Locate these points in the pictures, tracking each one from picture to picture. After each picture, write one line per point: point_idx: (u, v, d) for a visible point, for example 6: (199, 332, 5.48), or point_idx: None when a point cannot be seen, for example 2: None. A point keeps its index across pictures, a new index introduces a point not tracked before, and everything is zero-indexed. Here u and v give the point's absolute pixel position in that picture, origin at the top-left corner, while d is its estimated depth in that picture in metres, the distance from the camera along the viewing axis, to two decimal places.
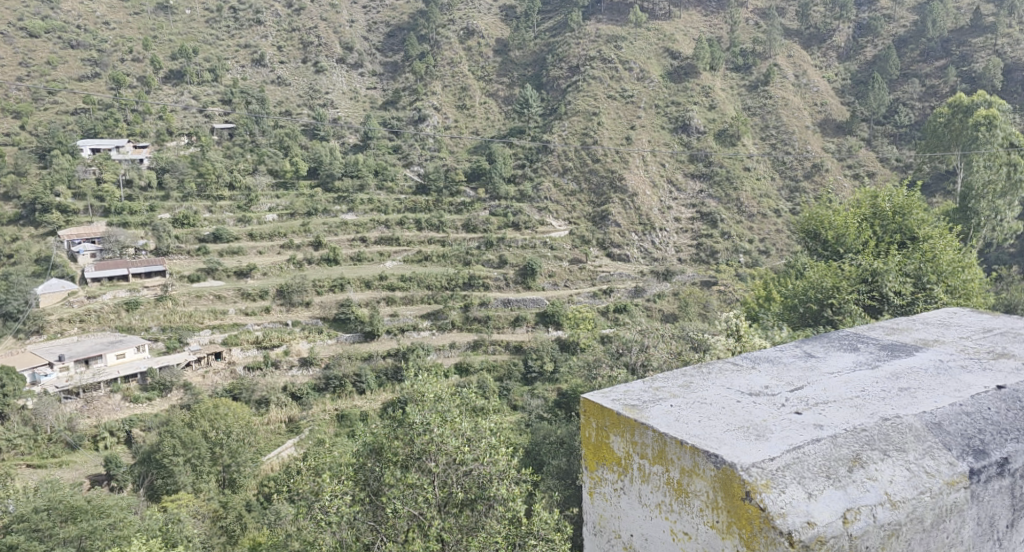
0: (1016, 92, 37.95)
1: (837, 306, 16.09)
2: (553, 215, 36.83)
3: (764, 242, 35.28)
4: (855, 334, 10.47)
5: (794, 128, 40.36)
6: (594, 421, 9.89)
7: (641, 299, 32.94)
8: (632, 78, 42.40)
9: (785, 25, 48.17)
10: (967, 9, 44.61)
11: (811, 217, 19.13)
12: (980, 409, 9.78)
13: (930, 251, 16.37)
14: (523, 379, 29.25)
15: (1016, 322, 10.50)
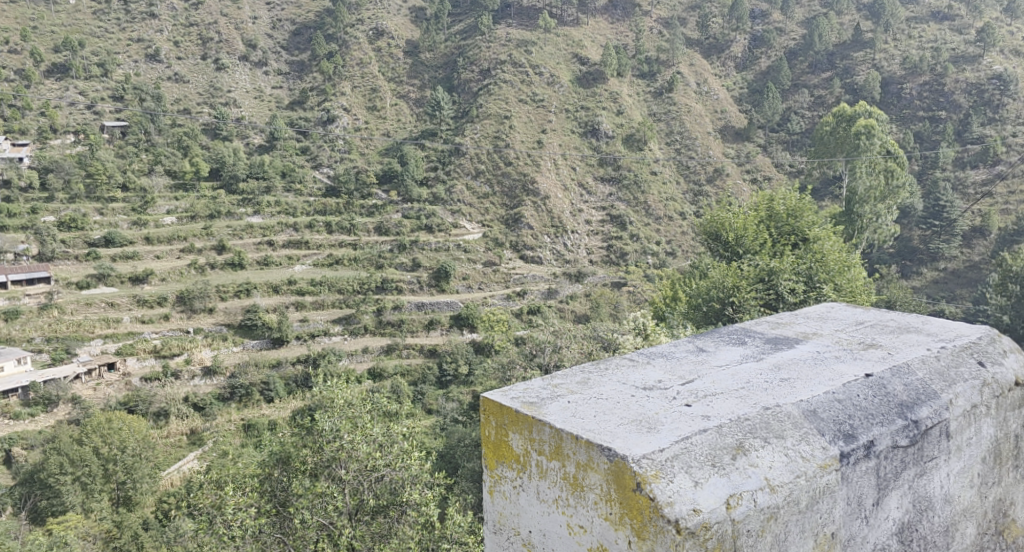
0: (892, 103, 42.36)
1: (737, 305, 16.74)
2: (466, 218, 37.04)
3: (670, 244, 36.61)
4: (744, 327, 9.56)
5: (697, 133, 41.87)
6: (494, 420, 9.00)
7: (554, 300, 33.44)
8: (542, 82, 42.92)
9: (686, 35, 50.18)
10: (850, 25, 48.79)
11: (712, 219, 19.80)
12: (851, 398, 8.95)
13: (819, 253, 17.35)
14: (438, 382, 29.33)
15: (894, 314, 9.59)
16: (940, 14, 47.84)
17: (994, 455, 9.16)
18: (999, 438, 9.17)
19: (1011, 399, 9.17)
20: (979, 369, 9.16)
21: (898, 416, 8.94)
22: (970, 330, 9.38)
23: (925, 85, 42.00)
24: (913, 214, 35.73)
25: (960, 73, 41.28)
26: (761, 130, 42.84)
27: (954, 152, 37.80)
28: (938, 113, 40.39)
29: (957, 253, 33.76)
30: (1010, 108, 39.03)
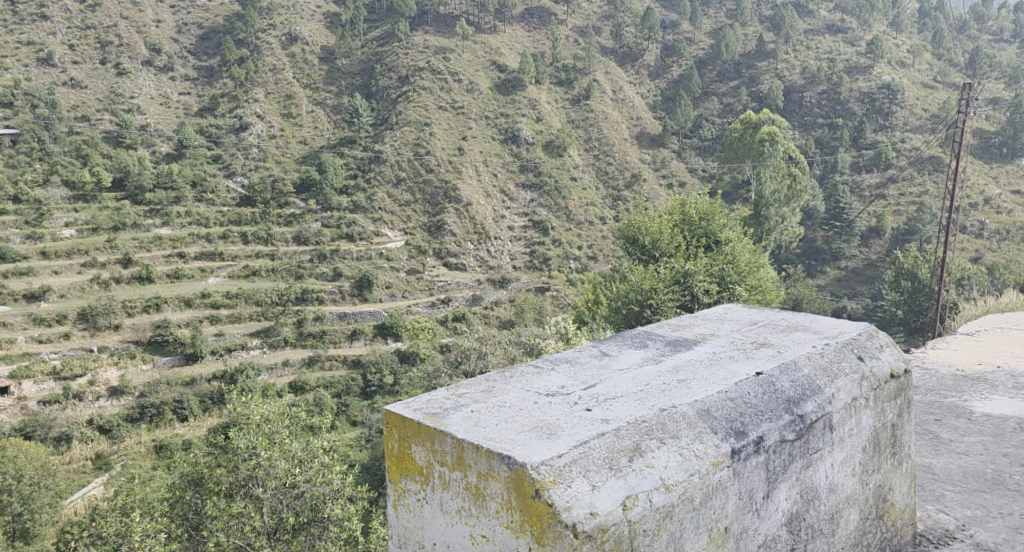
0: (794, 111, 44.89)
1: (655, 306, 17.08)
2: (388, 225, 36.97)
3: (592, 249, 37.21)
4: (646, 331, 8.12)
5: (614, 140, 42.97)
6: (397, 432, 7.34)
7: (479, 306, 33.59)
8: (461, 89, 42.95)
9: (602, 43, 51.53)
10: (753, 36, 52.06)
11: (630, 225, 20.17)
12: (741, 396, 7.44)
13: (731, 253, 18.17)
14: (362, 393, 29.15)
15: (785, 313, 8.29)
16: (833, 27, 52.15)
17: (875, 447, 7.80)
18: (879, 428, 7.83)
19: (887, 390, 7.85)
20: (859, 363, 7.81)
21: (785, 410, 7.46)
22: (850, 326, 8.06)
23: (823, 93, 44.78)
24: (816, 216, 37.56)
25: (853, 83, 44.26)
26: (674, 136, 44.71)
27: (851, 157, 40.30)
28: (836, 120, 43.02)
29: (856, 252, 35.55)
30: (898, 116, 41.90)
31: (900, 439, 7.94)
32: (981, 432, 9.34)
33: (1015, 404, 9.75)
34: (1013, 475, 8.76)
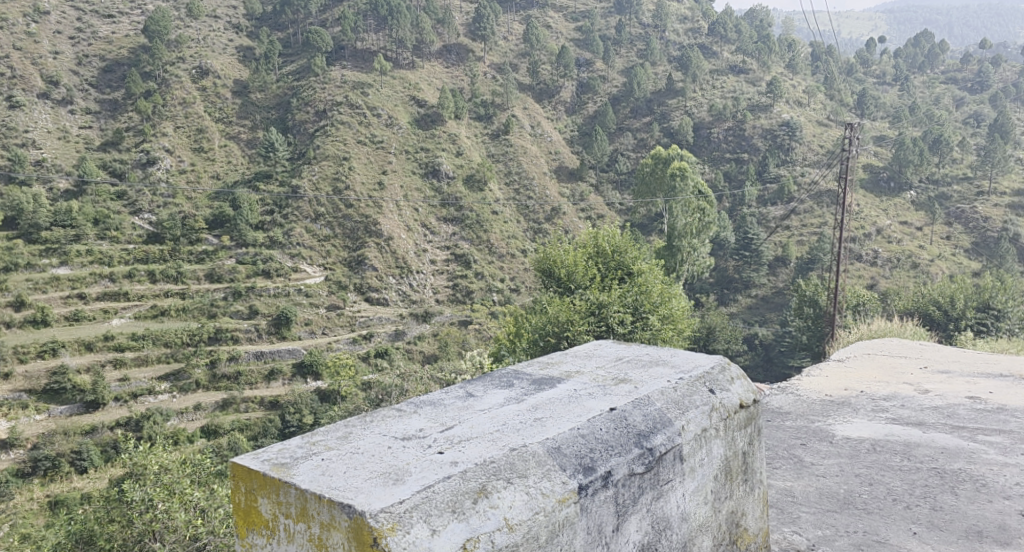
0: (703, 146, 46.55)
1: (572, 337, 17.61)
2: (307, 261, 36.43)
3: (515, 281, 37.77)
4: (514, 370, 8.39)
5: (534, 174, 43.86)
6: (244, 485, 7.57)
7: (401, 341, 33.55)
8: (380, 124, 42.90)
9: (519, 80, 52.49)
10: (663, 74, 54.18)
11: (545, 258, 20.39)
12: (593, 432, 7.77)
13: (643, 285, 18.81)
14: (280, 434, 28.46)
15: (650, 347, 8.64)
16: (736, 68, 55.43)
17: (726, 477, 8.17)
18: (729, 456, 8.20)
19: (736, 420, 8.23)
20: (710, 395, 8.16)
21: (635, 444, 7.79)
22: (706, 360, 8.43)
23: (729, 131, 46.90)
24: (727, 246, 38.95)
25: (756, 120, 46.68)
26: (591, 169, 46.43)
27: (757, 191, 41.95)
28: (742, 155, 45.13)
29: (765, 280, 37.24)
30: (796, 151, 44.03)
31: (751, 466, 8.32)
32: (839, 454, 10.48)
33: (872, 426, 11.08)
34: (862, 494, 9.85)
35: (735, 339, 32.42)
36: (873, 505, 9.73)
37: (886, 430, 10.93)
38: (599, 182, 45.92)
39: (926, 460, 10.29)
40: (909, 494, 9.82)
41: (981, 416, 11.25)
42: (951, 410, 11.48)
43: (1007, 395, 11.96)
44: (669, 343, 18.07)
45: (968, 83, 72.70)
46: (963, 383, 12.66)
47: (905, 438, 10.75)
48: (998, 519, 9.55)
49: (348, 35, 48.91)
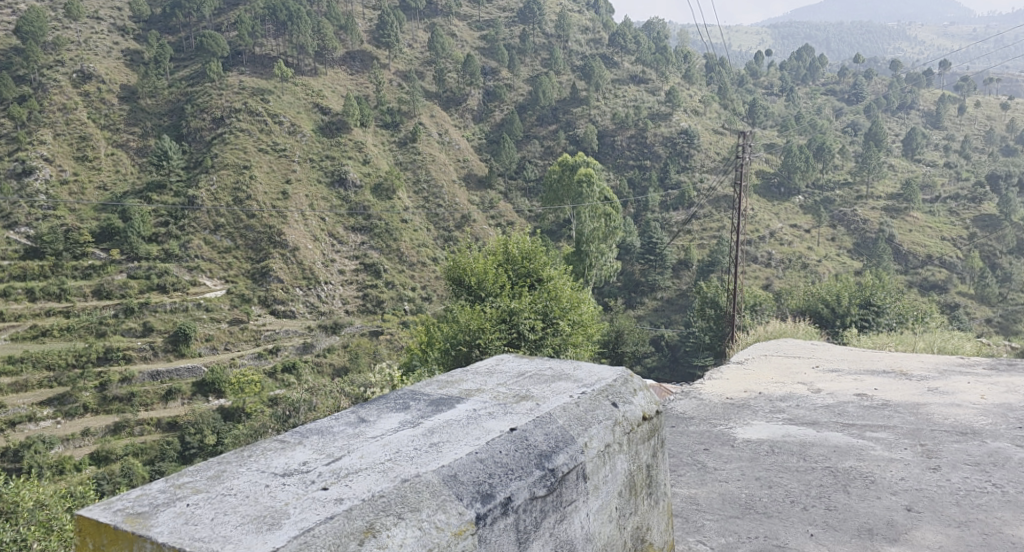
0: (607, 153, 48.41)
1: (483, 346, 17.39)
2: (206, 274, 35.21)
3: (425, 290, 37.81)
4: (410, 390, 8.20)
5: (443, 182, 43.78)
6: (92, 540, 7.36)
7: (310, 354, 33.05)
8: (283, 132, 41.78)
9: (425, 88, 52.26)
10: (567, 83, 55.34)
11: (455, 266, 20.17)
12: (493, 454, 7.62)
13: (553, 290, 18.87)
14: (179, 456, 27.84)
15: (552, 362, 8.48)
16: (636, 78, 58.16)
17: (632, 492, 8.05)
18: (633, 470, 8.08)
19: (640, 433, 8.10)
20: (613, 410, 8.04)
21: (536, 464, 7.65)
22: (608, 372, 8.36)
23: (631, 138, 48.83)
24: (633, 251, 39.88)
25: (657, 128, 48.73)
26: (500, 177, 46.52)
27: (660, 196, 43.91)
28: (644, 162, 47.19)
29: (670, 283, 38.18)
30: (696, 158, 46.58)
31: (655, 479, 8.20)
32: (739, 457, 10.61)
33: (771, 427, 11.31)
34: (762, 498, 9.95)
35: (643, 340, 33.23)
36: (774, 508, 9.82)
37: (784, 431, 11.15)
38: (508, 190, 46.19)
39: (820, 459, 10.51)
40: (805, 495, 9.96)
41: (870, 412, 11.66)
42: (842, 407, 11.88)
43: (893, 391, 12.41)
44: (581, 347, 18.19)
45: (846, 94, 93.19)
46: (851, 380, 13.18)
47: (801, 437, 10.98)
48: (887, 516, 9.74)
49: (245, 40, 47.67)
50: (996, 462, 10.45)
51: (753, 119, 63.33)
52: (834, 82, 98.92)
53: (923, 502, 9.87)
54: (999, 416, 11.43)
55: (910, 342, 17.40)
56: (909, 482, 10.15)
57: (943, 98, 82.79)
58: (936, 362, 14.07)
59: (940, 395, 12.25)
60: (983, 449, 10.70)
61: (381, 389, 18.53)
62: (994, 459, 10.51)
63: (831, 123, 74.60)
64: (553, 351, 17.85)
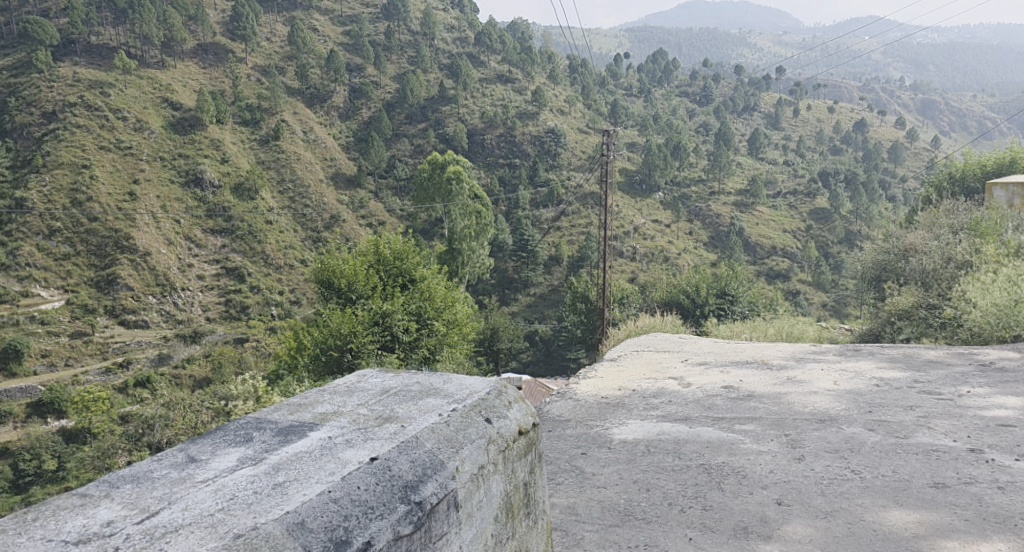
0: (479, 151, 54.83)
1: (356, 349, 18.47)
2: (41, 284, 34.17)
3: (294, 293, 38.60)
4: (253, 417, 5.75)
5: (309, 180, 45.38)
6: None
7: (166, 365, 32.23)
8: (127, 128, 41.08)
9: (288, 83, 54.64)
10: (436, 81, 60.83)
11: (323, 268, 21.17)
12: (349, 492, 5.26)
13: (427, 291, 21.05)
14: (13, 485, 26.17)
15: (419, 373, 6.13)
16: (502, 78, 63.60)
17: (510, 518, 5.80)
18: (508, 492, 5.79)
19: (514, 450, 5.83)
20: (485, 425, 5.76)
21: (399, 499, 5.32)
22: (483, 384, 6.01)
23: (501, 136, 55.80)
24: (505, 248, 45.76)
25: (525, 128, 56.21)
26: (370, 175, 49.51)
27: (530, 194, 51.20)
28: (514, 160, 54.34)
29: (541, 279, 44.12)
30: (563, 156, 54.95)
31: (533, 497, 6.00)
32: (617, 461, 9.78)
33: (646, 426, 10.85)
34: (640, 503, 8.88)
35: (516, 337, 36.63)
36: (653, 513, 8.75)
37: (660, 430, 10.58)
38: (377, 189, 49.24)
39: (695, 456, 9.77)
40: (681, 496, 8.95)
41: (735, 405, 11.30)
42: (710, 401, 11.63)
43: (758, 382, 12.20)
44: (453, 343, 20.69)
45: (696, 95, 102.83)
46: (717, 372, 13.16)
47: (676, 435, 10.39)
48: (758, 512, 8.70)
49: (79, 29, 46.86)
50: (854, 448, 9.70)
51: (614, 119, 68.81)
52: (687, 84, 108.75)
53: (792, 495, 8.92)
54: (852, 401, 10.94)
55: (762, 330, 17.79)
56: (777, 475, 9.27)
57: (780, 103, 94.59)
58: (793, 349, 14.37)
59: (798, 384, 11.90)
60: (840, 435, 10.02)
61: (244, 404, 16.91)
62: (851, 445, 9.79)
63: (685, 125, 81.46)
64: (428, 350, 19.98)
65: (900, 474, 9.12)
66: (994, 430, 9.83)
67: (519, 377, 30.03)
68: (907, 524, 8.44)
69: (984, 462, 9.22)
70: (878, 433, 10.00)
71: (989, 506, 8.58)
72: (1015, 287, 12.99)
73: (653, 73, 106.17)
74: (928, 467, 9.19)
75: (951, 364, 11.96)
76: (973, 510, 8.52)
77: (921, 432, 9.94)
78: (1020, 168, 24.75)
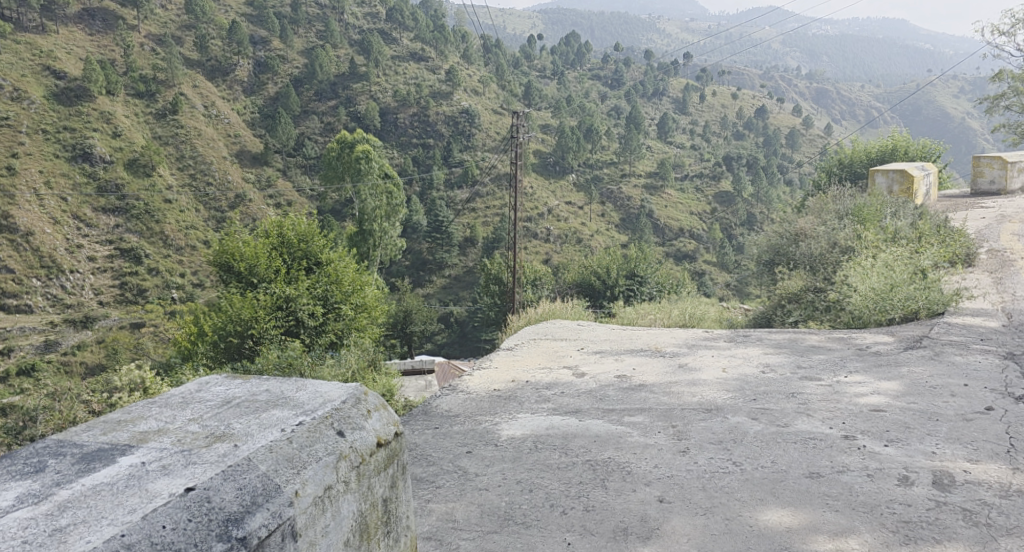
0: (393, 130, 63.17)
1: (257, 335, 20.67)
2: None
3: (196, 276, 40.85)
4: (54, 439, 4.62)
5: (212, 158, 50.12)
6: None
7: (54, 352, 32.59)
8: (5, 97, 43.20)
9: (188, 54, 60.60)
10: (345, 57, 69.09)
11: (222, 251, 23.90)
12: (150, 534, 4.13)
13: (334, 274, 23.35)
14: None
15: (267, 382, 5.25)
16: (412, 56, 73.39)
17: (364, 542, 4.90)
18: (363, 513, 4.90)
19: (373, 468, 4.98)
20: (336, 441, 4.84)
21: (218, 535, 4.25)
22: (338, 391, 5.18)
23: (414, 115, 64.37)
24: (420, 230, 53.62)
25: (436, 108, 64.98)
26: (278, 153, 56.20)
27: (445, 175, 59.58)
28: (427, 140, 62.76)
29: (457, 262, 52.20)
30: (476, 137, 64.40)
31: (395, 513, 5.17)
32: (503, 459, 9.23)
33: (535, 421, 10.45)
34: (521, 506, 8.17)
35: (428, 320, 42.09)
36: (534, 517, 7.99)
37: (550, 425, 10.17)
38: (286, 166, 55.65)
39: (583, 452, 9.28)
40: (565, 497, 8.29)
41: (628, 396, 11.04)
42: (602, 393, 11.31)
43: (651, 372, 11.94)
44: (362, 326, 22.86)
45: (607, 78, 104.08)
46: (612, 360, 13.00)
47: (565, 431, 9.96)
48: (639, 512, 8.01)
49: None
50: (736, 439, 9.24)
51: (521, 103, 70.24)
52: (599, 67, 109.39)
53: (674, 491, 8.30)
54: (737, 390, 10.68)
55: (670, 311, 17.72)
56: (661, 470, 8.71)
57: (687, 88, 96.56)
58: (687, 336, 14.24)
59: (688, 373, 11.70)
60: (724, 425, 9.63)
61: (131, 395, 16.70)
62: (734, 436, 9.34)
63: (597, 107, 82.86)
64: (335, 334, 21.98)
65: (778, 465, 8.56)
66: (866, 417, 9.38)
67: (431, 362, 29.97)
68: (780, 519, 7.72)
69: (855, 449, 8.69)
70: (760, 422, 9.60)
71: (857, 496, 7.91)
72: (891, 273, 13.08)
73: (566, 55, 105.91)
74: (804, 457, 8.64)
75: (832, 348, 11.84)
76: (842, 501, 7.86)
77: (801, 420, 9.51)
78: (901, 155, 25.61)
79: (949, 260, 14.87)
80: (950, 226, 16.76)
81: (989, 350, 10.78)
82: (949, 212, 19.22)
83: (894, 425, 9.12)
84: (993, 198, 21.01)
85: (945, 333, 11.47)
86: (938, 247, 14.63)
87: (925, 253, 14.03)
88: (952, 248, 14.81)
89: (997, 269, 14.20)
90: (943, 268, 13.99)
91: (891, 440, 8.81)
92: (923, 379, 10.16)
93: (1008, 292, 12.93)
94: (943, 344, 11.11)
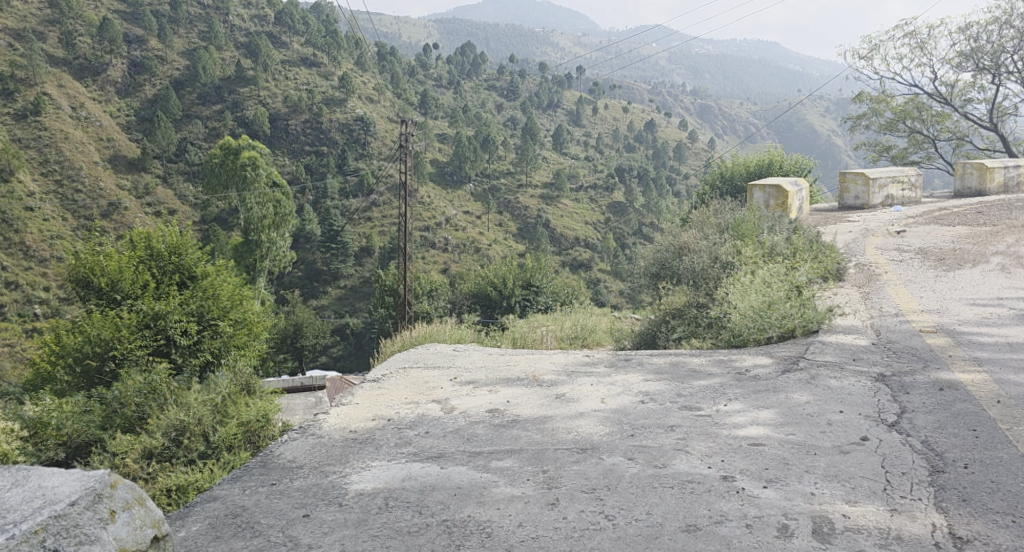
0: (285, 136, 61.19)
1: (119, 356, 18.93)
2: None
3: (58, 290, 38.10)
4: None
5: (79, 162, 47.20)
6: None
7: None
8: None
9: (52, 52, 57.04)
10: (230, 60, 66.51)
11: (79, 265, 21.87)
12: None
13: (210, 289, 21.54)
14: None
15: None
16: (303, 61, 71.42)
17: None
18: None
19: None
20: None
21: None
22: (73, 487, 5.02)
23: (305, 122, 62.46)
24: (314, 239, 51.90)
25: (329, 115, 63.27)
26: (157, 158, 53.57)
27: (339, 184, 58.01)
28: (320, 148, 61.14)
29: (353, 272, 50.72)
30: (371, 145, 62.99)
31: None
32: (343, 524, 7.02)
33: (390, 471, 7.86)
34: None
35: (319, 333, 40.12)
36: None
37: (407, 472, 7.80)
38: (166, 173, 53.27)
39: (437, 510, 7.15)
40: None
41: (500, 434, 8.65)
42: (471, 431, 8.78)
43: (527, 404, 9.55)
44: (241, 343, 21.03)
45: (502, 89, 104.31)
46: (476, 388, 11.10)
47: (422, 480, 7.66)
48: None
49: None
50: (611, 485, 7.38)
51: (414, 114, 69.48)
52: (494, 78, 109.56)
53: None
54: (615, 423, 8.74)
55: (561, 324, 16.98)
56: (525, 530, 6.84)
57: (581, 100, 97.54)
58: (566, 361, 13.18)
59: (566, 403, 9.62)
60: (598, 468, 7.70)
61: None
62: (609, 481, 7.46)
63: (493, 118, 82.56)
64: (211, 353, 20.15)
65: (653, 518, 6.88)
66: (745, 452, 7.83)
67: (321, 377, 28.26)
68: None
69: (734, 494, 7.13)
70: (637, 463, 7.76)
71: None
72: (767, 291, 12.23)
73: (462, 65, 105.15)
74: (680, 505, 7.00)
75: (712, 373, 10.40)
76: None
77: (679, 460, 7.79)
78: (779, 172, 25.65)
79: (821, 275, 14.36)
80: (821, 242, 16.40)
81: (861, 372, 9.85)
82: (820, 227, 19.03)
83: (774, 462, 7.62)
84: (860, 212, 21.05)
85: (820, 353, 10.57)
86: (810, 262, 14.13)
87: (799, 269, 13.43)
88: (823, 263, 14.32)
89: (866, 284, 13.80)
90: (816, 284, 13.45)
91: (770, 481, 7.30)
92: (799, 407, 8.87)
93: (875, 308, 12.41)
94: (818, 366, 10.14)
